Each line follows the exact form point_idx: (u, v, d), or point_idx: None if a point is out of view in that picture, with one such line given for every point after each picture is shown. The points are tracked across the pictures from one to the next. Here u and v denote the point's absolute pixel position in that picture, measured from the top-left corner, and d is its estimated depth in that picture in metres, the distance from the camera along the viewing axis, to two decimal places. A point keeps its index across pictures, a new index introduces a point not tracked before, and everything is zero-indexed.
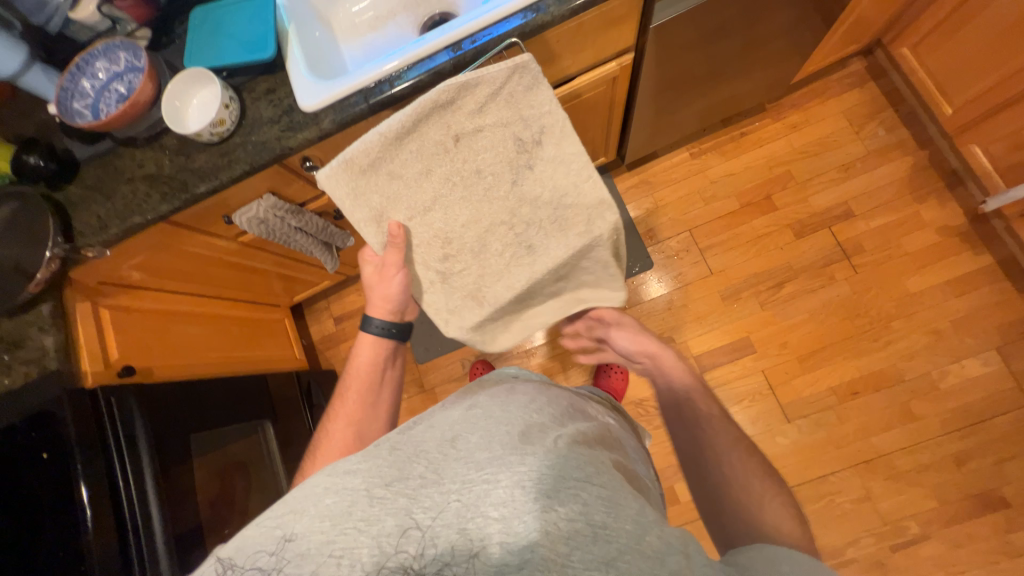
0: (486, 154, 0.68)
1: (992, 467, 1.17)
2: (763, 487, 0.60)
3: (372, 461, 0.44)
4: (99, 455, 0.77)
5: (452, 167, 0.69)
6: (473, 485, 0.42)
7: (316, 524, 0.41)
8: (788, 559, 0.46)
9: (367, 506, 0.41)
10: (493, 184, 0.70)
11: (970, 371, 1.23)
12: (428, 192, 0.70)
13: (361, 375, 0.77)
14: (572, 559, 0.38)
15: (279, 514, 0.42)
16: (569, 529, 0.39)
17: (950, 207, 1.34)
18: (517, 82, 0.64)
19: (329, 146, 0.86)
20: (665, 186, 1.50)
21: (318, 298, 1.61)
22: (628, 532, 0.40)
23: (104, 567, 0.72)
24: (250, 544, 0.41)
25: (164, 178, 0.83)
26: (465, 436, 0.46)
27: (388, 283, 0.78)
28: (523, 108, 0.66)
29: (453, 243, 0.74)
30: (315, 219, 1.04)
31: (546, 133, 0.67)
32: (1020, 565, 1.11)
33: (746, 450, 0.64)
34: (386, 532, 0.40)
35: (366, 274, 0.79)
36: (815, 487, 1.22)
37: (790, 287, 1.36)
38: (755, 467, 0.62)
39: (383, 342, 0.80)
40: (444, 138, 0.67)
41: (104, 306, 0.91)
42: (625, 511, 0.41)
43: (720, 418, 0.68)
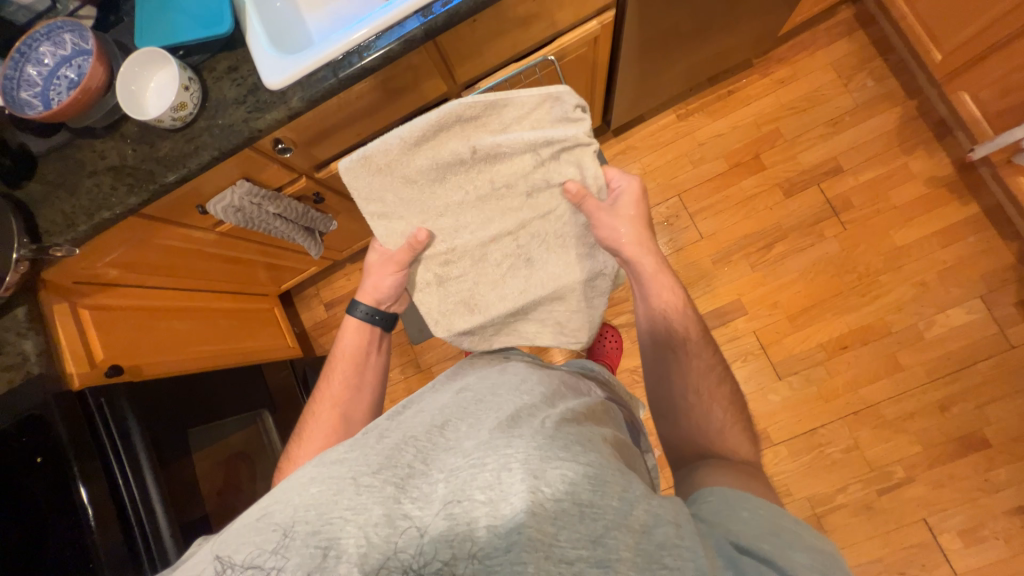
0: (504, 169, 0.72)
1: (974, 410, 1.21)
2: (728, 416, 0.62)
3: (361, 451, 0.45)
4: (95, 457, 0.77)
5: (468, 180, 0.73)
6: (461, 470, 0.42)
7: (302, 514, 0.40)
8: (747, 503, 0.45)
9: (354, 495, 0.41)
10: (506, 197, 0.74)
11: (956, 320, 1.26)
12: (442, 199, 0.74)
13: (346, 359, 0.77)
14: (560, 538, 0.38)
15: (266, 506, 0.42)
16: (556, 509, 0.39)
17: (938, 158, 1.33)
18: (545, 107, 0.70)
19: (302, 127, 0.82)
20: (653, 151, 1.47)
21: (306, 285, 1.59)
22: (615, 508, 0.40)
23: (114, 563, 0.73)
24: (235, 537, 0.41)
25: (129, 169, 0.79)
26: (455, 423, 0.48)
27: (383, 275, 0.76)
28: (547, 130, 0.71)
29: (458, 245, 0.76)
30: (294, 204, 0.99)
31: (567, 159, 0.72)
32: (998, 499, 1.17)
33: (718, 379, 0.65)
34: (373, 521, 0.39)
35: (370, 261, 0.78)
36: (806, 440, 1.27)
37: (780, 247, 1.36)
38: (723, 395, 0.64)
39: (367, 327, 0.79)
40: (463, 148, 0.70)
41: (84, 306, 0.89)
42: (612, 488, 0.41)
43: (696, 347, 0.67)
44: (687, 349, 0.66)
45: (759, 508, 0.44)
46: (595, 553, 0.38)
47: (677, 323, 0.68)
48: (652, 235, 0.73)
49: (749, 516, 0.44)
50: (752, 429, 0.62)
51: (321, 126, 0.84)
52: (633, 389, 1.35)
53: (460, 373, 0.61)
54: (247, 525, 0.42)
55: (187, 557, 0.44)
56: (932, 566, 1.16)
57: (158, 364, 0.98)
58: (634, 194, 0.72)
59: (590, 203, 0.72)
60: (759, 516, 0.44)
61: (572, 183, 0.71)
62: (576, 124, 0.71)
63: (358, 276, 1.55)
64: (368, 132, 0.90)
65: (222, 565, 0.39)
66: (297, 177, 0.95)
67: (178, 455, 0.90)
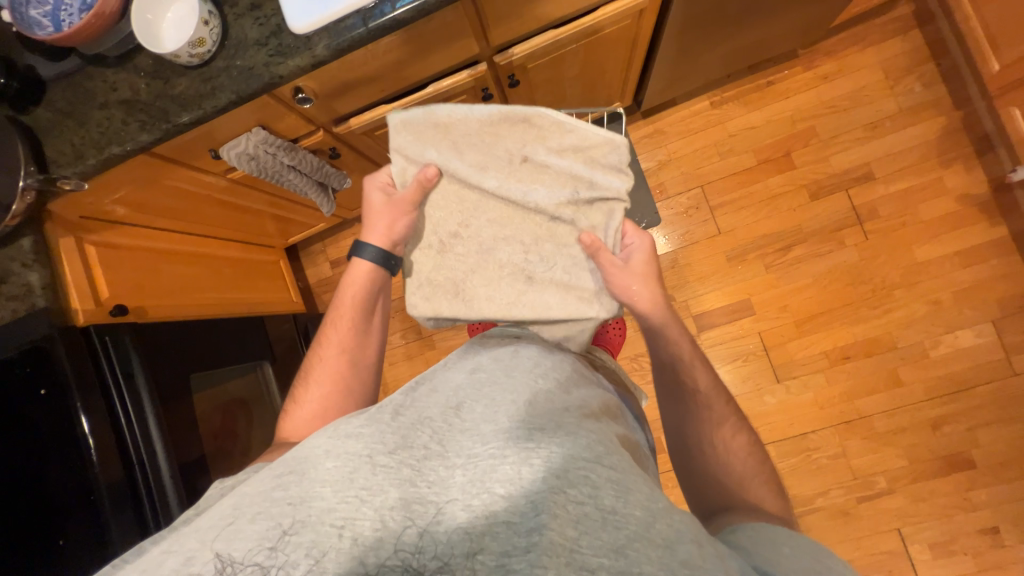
0: (542, 187, 0.72)
1: (965, 432, 1.22)
2: (749, 466, 0.62)
3: (376, 425, 0.44)
4: (97, 393, 0.77)
5: (507, 180, 0.72)
6: (480, 460, 0.42)
7: (317, 489, 0.40)
8: (790, 541, 0.46)
9: (370, 474, 0.40)
10: (531, 211, 0.73)
11: (963, 342, 1.25)
12: (475, 178, 0.72)
13: (349, 303, 0.76)
14: (581, 544, 0.37)
15: (280, 475, 0.42)
16: (577, 513, 0.39)
17: (975, 174, 1.28)
18: (604, 151, 0.72)
19: (325, 78, 0.78)
20: (680, 138, 1.42)
21: (313, 240, 1.56)
22: (638, 518, 0.39)
23: (114, 495, 0.74)
24: (247, 506, 0.40)
25: (141, 105, 0.75)
26: (470, 405, 0.48)
27: (390, 212, 0.74)
28: (596, 173, 0.73)
29: (471, 239, 0.74)
30: (309, 158, 0.95)
31: (606, 204, 0.74)
32: (973, 518, 1.20)
33: (733, 428, 0.65)
34: (390, 504, 0.39)
35: (372, 201, 0.75)
36: (795, 443, 1.28)
37: (797, 251, 1.34)
38: (741, 445, 0.64)
39: (372, 272, 0.76)
40: (515, 153, 0.72)
41: (89, 242, 0.88)
42: (635, 496, 0.41)
43: (708, 398, 0.67)
44: (698, 400, 0.67)
45: (803, 549, 0.44)
46: (616, 563, 0.37)
47: (686, 376, 0.69)
48: (664, 290, 0.73)
49: (790, 553, 0.44)
50: (777, 481, 0.61)
51: (345, 79, 0.80)
52: (631, 376, 1.35)
53: (478, 348, 0.60)
54: (258, 497, 0.41)
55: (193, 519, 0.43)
56: (899, 573, 1.20)
57: (162, 307, 0.97)
58: (645, 253, 0.74)
59: (604, 254, 0.72)
60: (801, 554, 0.44)
61: (587, 234, 0.72)
62: (622, 178, 0.73)
63: None
64: (392, 88, 0.86)
65: (223, 563, 0.38)
66: (314, 129, 0.91)
67: (179, 398, 0.91)
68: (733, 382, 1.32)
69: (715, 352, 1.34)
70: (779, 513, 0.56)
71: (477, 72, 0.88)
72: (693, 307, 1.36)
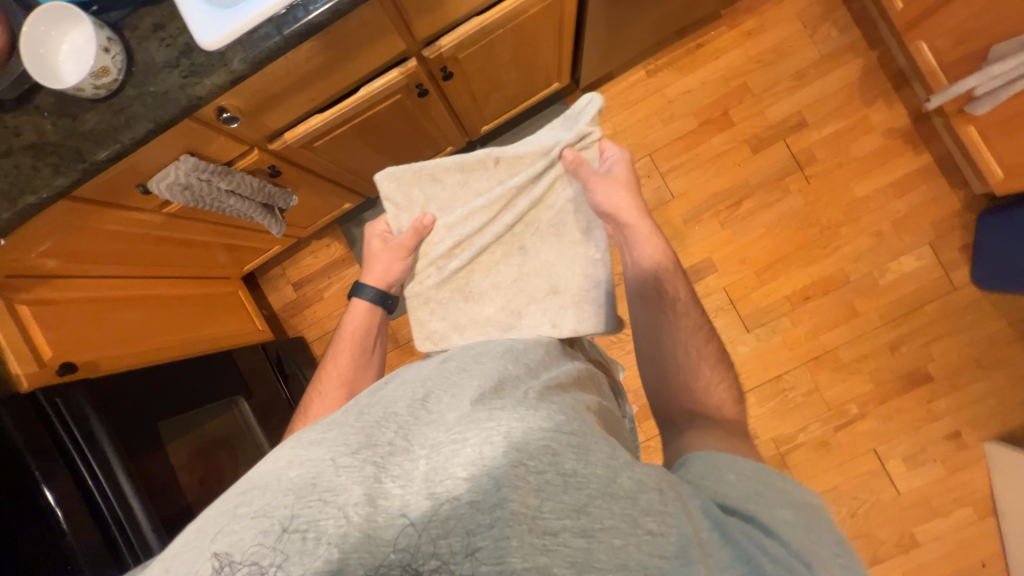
0: (519, 172, 0.79)
1: (920, 348, 1.31)
2: (714, 374, 0.64)
3: (338, 429, 0.44)
4: (57, 458, 0.74)
5: (486, 181, 0.80)
6: (444, 446, 0.42)
7: (279, 498, 0.39)
8: (733, 466, 0.46)
9: (333, 476, 0.40)
10: (513, 196, 0.79)
11: (907, 267, 1.33)
12: (461, 195, 0.80)
13: (348, 340, 0.79)
14: (544, 510, 0.38)
15: (241, 492, 0.41)
16: (540, 481, 0.39)
17: (895, 109, 1.36)
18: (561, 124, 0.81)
19: (248, 94, 0.75)
20: (623, 110, 1.44)
21: (271, 264, 1.51)
22: (600, 476, 0.41)
23: (93, 563, 0.70)
24: (210, 527, 0.40)
25: (51, 147, 0.70)
26: (436, 395, 0.48)
27: (387, 254, 0.79)
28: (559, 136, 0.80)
29: (468, 238, 0.79)
30: (248, 180, 0.92)
31: (579, 142, 0.79)
32: (937, 426, 1.29)
33: (705, 337, 0.67)
34: (353, 501, 0.38)
35: (371, 247, 0.81)
36: (771, 386, 1.34)
37: (747, 204, 1.39)
38: (710, 352, 0.66)
39: (371, 308, 0.81)
40: (487, 158, 0.79)
41: (21, 302, 0.83)
42: (596, 457, 0.42)
43: (687, 306, 0.69)
44: (675, 308, 0.69)
45: (745, 474, 0.45)
46: (579, 522, 0.38)
47: (667, 284, 0.70)
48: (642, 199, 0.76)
49: (734, 480, 0.45)
50: (738, 386, 0.64)
51: (270, 92, 0.77)
52: (612, 350, 1.37)
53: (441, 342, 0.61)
54: (222, 517, 0.40)
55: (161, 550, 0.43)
56: (880, 488, 1.29)
57: (115, 357, 0.92)
58: (624, 161, 0.78)
59: (586, 168, 0.77)
60: (744, 480, 0.44)
61: (568, 152, 0.77)
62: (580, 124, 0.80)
63: (325, 253, 1.49)
64: (323, 96, 0.84)
65: (222, 562, 0.37)
66: (248, 149, 0.88)
67: (151, 449, 0.86)
68: None
69: None
70: (734, 417, 0.60)
71: (408, 68, 0.87)
72: None
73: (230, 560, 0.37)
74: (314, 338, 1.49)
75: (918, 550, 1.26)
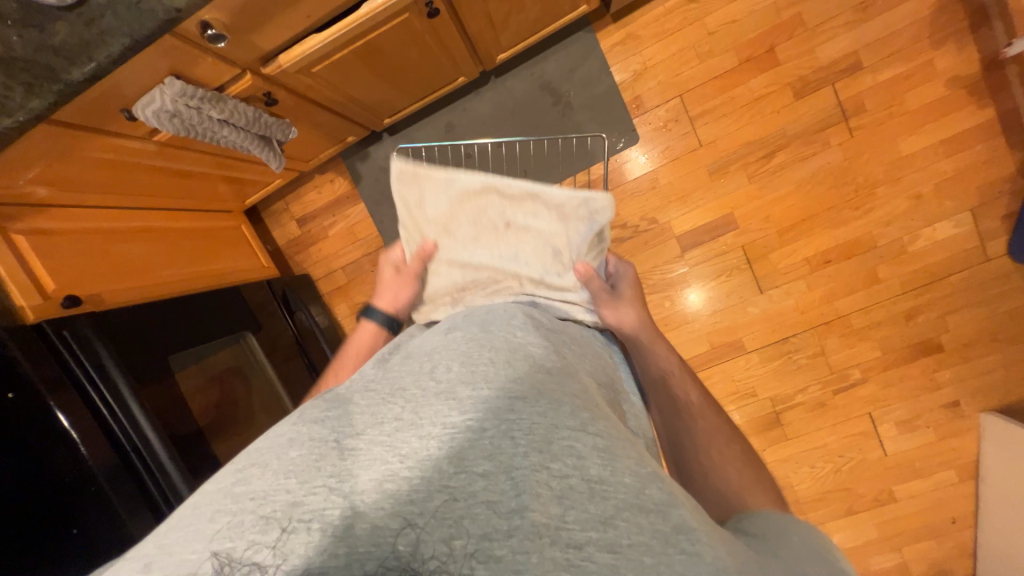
0: (525, 246, 0.74)
1: (937, 319, 1.28)
2: (745, 473, 0.62)
3: (346, 409, 0.45)
4: (70, 388, 0.76)
5: (493, 248, 0.74)
6: (456, 436, 0.42)
7: (281, 479, 0.40)
8: (800, 532, 0.47)
9: (338, 460, 0.41)
10: (518, 270, 0.73)
11: (941, 234, 1.26)
12: (466, 249, 0.76)
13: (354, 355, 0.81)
14: (566, 519, 0.38)
15: (241, 470, 0.43)
16: (562, 487, 0.40)
17: (967, 54, 1.20)
18: (576, 207, 0.72)
19: (236, 6, 0.66)
20: (656, 42, 1.28)
21: (273, 199, 1.46)
22: (626, 485, 0.41)
23: (112, 479, 0.75)
24: (207, 505, 0.41)
25: (20, 62, 0.63)
26: (444, 367, 0.47)
27: (397, 278, 0.83)
28: (574, 227, 0.74)
29: (466, 289, 0.75)
30: (241, 107, 0.83)
31: (591, 249, 0.75)
32: (938, 396, 1.29)
33: (727, 439, 0.67)
34: (362, 488, 0.39)
35: (384, 274, 0.85)
36: (777, 347, 1.33)
37: (780, 157, 1.28)
38: (735, 456, 0.64)
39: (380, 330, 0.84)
40: (496, 220, 0.74)
41: (17, 233, 0.80)
42: (624, 464, 0.42)
43: (700, 408, 0.70)
44: (692, 412, 0.69)
45: (813, 539, 0.46)
46: (605, 535, 0.38)
47: (677, 388, 0.72)
48: (648, 313, 0.78)
49: (801, 540, 0.46)
50: (777, 494, 0.60)
51: (259, 5, 0.67)
52: None
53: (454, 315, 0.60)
54: (227, 492, 0.41)
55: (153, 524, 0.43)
56: (868, 449, 1.32)
57: (119, 292, 0.91)
58: (631, 278, 0.83)
59: (595, 282, 0.75)
60: (812, 542, 0.45)
61: (581, 264, 0.74)
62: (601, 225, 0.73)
63: (329, 189, 1.43)
64: (320, 12, 0.74)
65: (222, 563, 0.37)
66: (239, 73, 0.79)
67: (159, 378, 0.87)
68: (717, 297, 1.34)
69: (699, 270, 1.33)
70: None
71: None
72: (675, 228, 1.33)
73: (230, 559, 0.37)
74: (319, 277, 1.47)
75: (893, 506, 1.32)
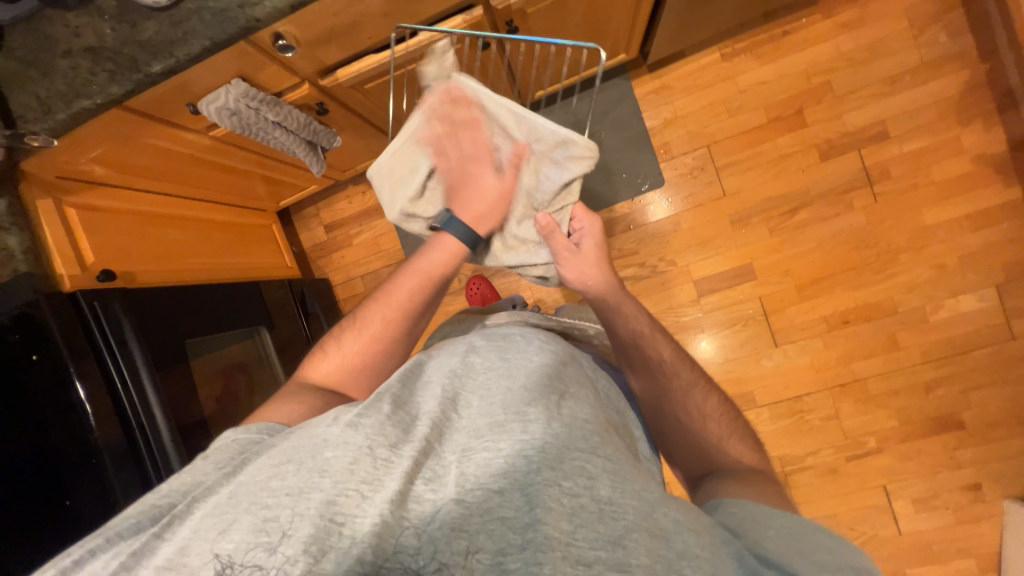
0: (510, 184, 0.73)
1: (958, 394, 1.24)
2: (723, 426, 0.63)
3: (374, 416, 0.45)
4: (91, 360, 0.77)
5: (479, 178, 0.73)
6: (475, 452, 0.42)
7: (315, 481, 0.41)
8: (774, 520, 0.45)
9: (369, 467, 0.41)
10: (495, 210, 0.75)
11: (964, 307, 1.24)
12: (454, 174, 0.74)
13: (413, 292, 0.68)
14: (577, 537, 0.39)
15: (276, 465, 0.43)
16: (573, 505, 0.40)
17: (994, 134, 1.23)
18: (554, 148, 0.71)
19: (309, 22, 0.72)
20: (687, 94, 1.34)
21: (305, 203, 1.51)
22: (633, 509, 0.41)
23: (115, 458, 0.75)
24: (244, 496, 0.42)
25: (108, 53, 0.70)
26: (466, 397, 0.48)
27: (496, 192, 0.72)
28: (543, 169, 0.73)
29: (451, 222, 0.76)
30: (295, 113, 0.89)
31: (556, 198, 0.75)
32: (958, 475, 1.23)
33: (703, 392, 0.66)
34: (388, 497, 0.40)
35: (482, 179, 0.71)
36: (789, 405, 1.30)
37: (803, 214, 1.30)
38: (713, 408, 0.65)
39: (459, 248, 0.70)
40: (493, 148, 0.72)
41: (69, 205, 0.85)
42: (631, 487, 0.42)
43: (675, 366, 0.67)
44: (666, 371, 0.66)
45: (787, 525, 0.45)
46: (614, 555, 0.39)
47: (649, 348, 0.68)
48: (614, 272, 0.74)
49: (775, 533, 0.44)
50: (748, 433, 0.64)
51: (328, 23, 0.73)
52: None
53: (469, 337, 0.59)
54: (260, 487, 0.42)
55: (189, 502, 0.45)
56: (881, 525, 1.25)
57: (150, 273, 0.95)
58: (595, 236, 0.76)
59: (559, 238, 0.74)
60: (785, 530, 0.44)
61: (541, 215, 0.73)
62: (572, 173, 0.73)
63: (360, 200, 1.48)
64: (381, 35, 0.80)
65: (223, 565, 0.39)
66: (298, 82, 0.85)
67: (175, 363, 0.89)
68: (731, 346, 1.32)
69: (715, 316, 1.33)
70: (756, 466, 0.59)
71: (473, 17, 0.80)
72: (693, 272, 1.34)
73: (251, 562, 0.38)
74: (338, 282, 1.51)
75: None
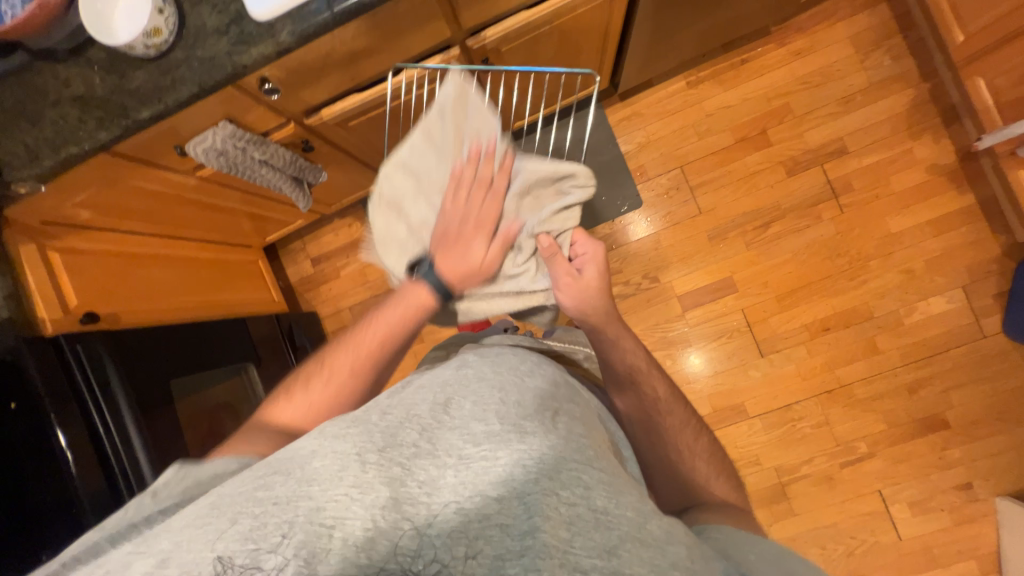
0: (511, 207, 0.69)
1: (940, 394, 1.27)
2: (711, 468, 0.65)
3: (363, 426, 0.45)
4: (72, 402, 0.75)
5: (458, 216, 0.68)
6: (470, 461, 0.43)
7: (304, 487, 0.41)
8: (754, 545, 0.49)
9: (359, 471, 0.42)
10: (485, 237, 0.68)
11: (935, 308, 1.29)
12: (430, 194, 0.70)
13: (377, 344, 0.65)
14: (573, 544, 0.40)
15: (262, 475, 0.43)
16: (571, 514, 0.41)
17: (943, 145, 1.31)
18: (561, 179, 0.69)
19: (294, 66, 0.76)
20: (658, 120, 1.42)
21: (291, 238, 1.52)
22: (630, 519, 0.42)
23: (96, 504, 0.72)
24: (225, 507, 0.42)
25: (97, 101, 0.73)
26: (458, 401, 0.48)
27: (481, 264, 0.67)
28: (547, 197, 0.70)
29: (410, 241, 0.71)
30: (281, 151, 0.92)
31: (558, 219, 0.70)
32: (948, 476, 1.25)
33: (695, 432, 0.69)
34: (380, 503, 0.40)
35: (469, 243, 0.67)
36: (780, 415, 1.31)
37: (776, 227, 1.36)
38: (703, 448, 0.67)
39: (427, 303, 0.67)
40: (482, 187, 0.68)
41: (53, 249, 0.86)
42: (626, 499, 0.43)
43: (668, 405, 0.69)
44: (660, 408, 0.68)
45: (764, 548, 0.48)
46: (609, 562, 0.40)
47: (645, 384, 0.69)
48: (613, 301, 0.73)
49: (755, 557, 0.47)
50: (734, 476, 0.67)
51: (312, 66, 0.77)
52: None
53: (461, 353, 0.58)
54: (244, 495, 0.42)
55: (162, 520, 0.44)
56: (880, 532, 1.25)
57: (134, 313, 0.94)
58: (597, 263, 0.72)
59: (560, 260, 0.71)
60: (765, 557, 0.47)
61: (545, 235, 0.69)
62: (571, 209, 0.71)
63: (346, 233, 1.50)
64: (363, 76, 0.84)
65: (224, 565, 0.39)
66: (284, 121, 0.88)
67: (160, 403, 0.87)
68: (719, 358, 1.34)
69: (700, 330, 1.36)
70: (737, 504, 0.61)
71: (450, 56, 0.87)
72: (677, 288, 1.37)
73: (233, 564, 0.39)
74: (326, 315, 1.50)
75: None
